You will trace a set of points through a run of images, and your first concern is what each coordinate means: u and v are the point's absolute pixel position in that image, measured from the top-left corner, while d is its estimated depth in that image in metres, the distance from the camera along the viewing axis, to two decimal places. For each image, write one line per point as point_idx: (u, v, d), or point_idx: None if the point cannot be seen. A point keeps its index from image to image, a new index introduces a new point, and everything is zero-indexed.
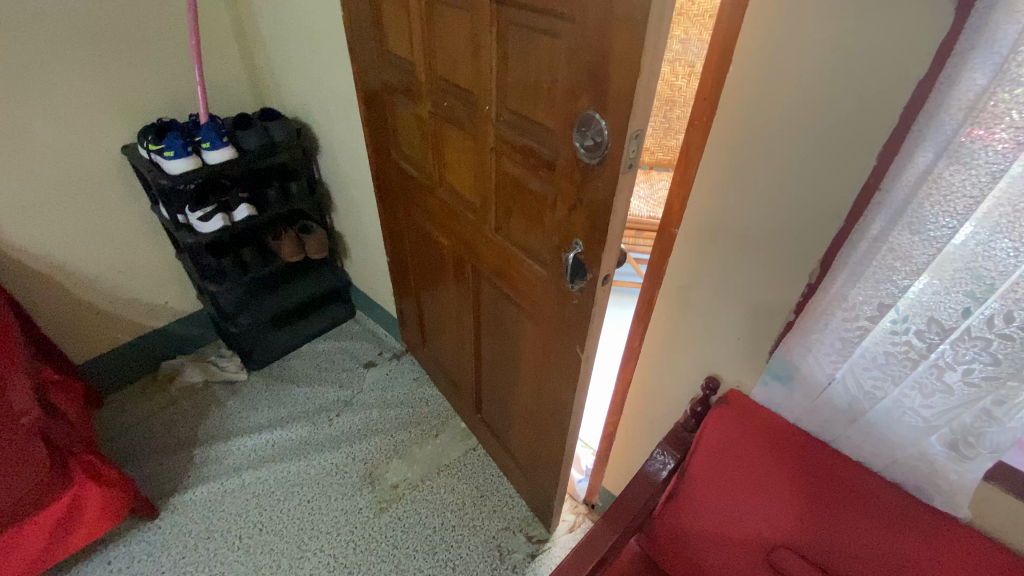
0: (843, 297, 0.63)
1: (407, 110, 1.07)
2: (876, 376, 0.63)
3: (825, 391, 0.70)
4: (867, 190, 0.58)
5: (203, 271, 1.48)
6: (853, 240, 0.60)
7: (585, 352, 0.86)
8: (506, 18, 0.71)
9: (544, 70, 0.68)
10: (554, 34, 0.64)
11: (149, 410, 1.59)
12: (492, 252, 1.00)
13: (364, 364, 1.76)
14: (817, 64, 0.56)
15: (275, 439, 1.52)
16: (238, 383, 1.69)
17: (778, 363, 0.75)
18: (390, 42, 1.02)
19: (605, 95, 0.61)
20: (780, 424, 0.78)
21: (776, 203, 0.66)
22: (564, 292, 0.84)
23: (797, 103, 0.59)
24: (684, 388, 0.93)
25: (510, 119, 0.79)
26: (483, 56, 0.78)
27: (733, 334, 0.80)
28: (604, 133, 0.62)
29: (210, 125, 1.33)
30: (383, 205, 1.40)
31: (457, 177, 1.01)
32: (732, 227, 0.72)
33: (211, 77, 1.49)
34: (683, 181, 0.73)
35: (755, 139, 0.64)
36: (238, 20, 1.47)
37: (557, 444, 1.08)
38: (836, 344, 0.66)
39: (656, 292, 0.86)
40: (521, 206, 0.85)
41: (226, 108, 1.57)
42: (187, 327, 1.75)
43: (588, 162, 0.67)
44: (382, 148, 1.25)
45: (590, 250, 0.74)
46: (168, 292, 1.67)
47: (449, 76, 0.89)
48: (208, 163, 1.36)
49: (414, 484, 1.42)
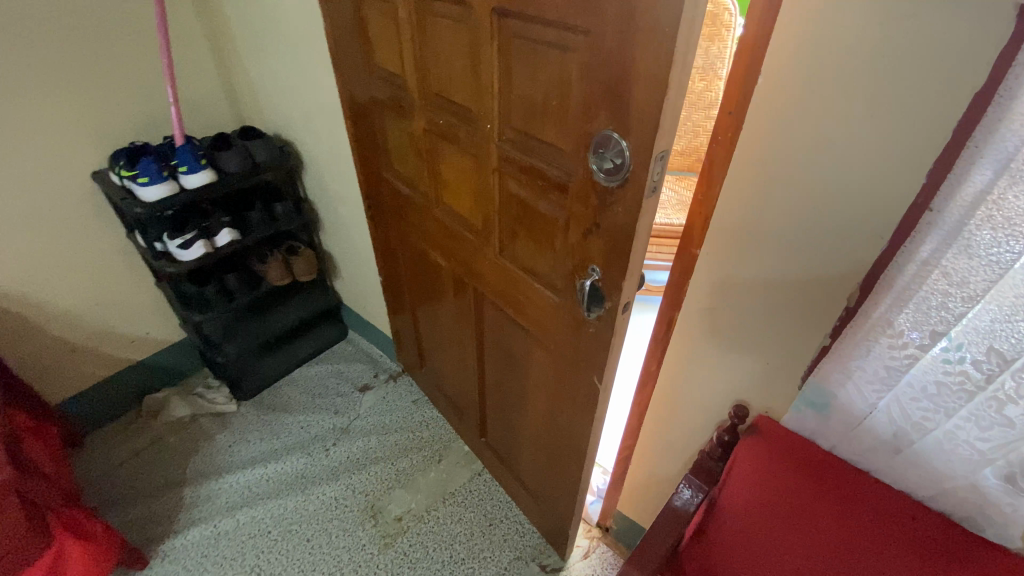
0: (888, 323, 0.59)
1: (399, 127, 1.01)
2: (926, 407, 0.59)
3: (866, 420, 0.66)
4: (915, 210, 0.53)
5: (185, 300, 1.40)
6: (899, 263, 0.55)
7: (603, 382, 0.81)
8: (509, 31, 0.65)
9: (553, 86, 0.63)
10: (566, 47, 0.59)
11: (134, 449, 1.51)
12: (495, 275, 0.94)
13: (359, 388, 1.68)
14: (857, 73, 0.51)
15: (269, 474, 1.45)
16: (228, 415, 1.61)
17: (812, 389, 0.70)
18: (377, 56, 0.95)
19: (625, 113, 0.55)
20: (815, 453, 0.73)
21: (810, 222, 0.61)
22: (578, 320, 0.78)
23: (833, 116, 0.54)
24: (706, 412, 0.88)
25: (514, 138, 0.73)
26: (483, 72, 0.72)
27: (761, 358, 0.76)
28: (625, 154, 0.57)
29: (187, 148, 1.25)
30: (375, 224, 1.33)
31: (456, 197, 0.95)
32: (760, 247, 0.67)
33: (186, 95, 1.41)
34: (706, 200, 0.68)
35: (786, 155, 0.59)
36: (212, 33, 1.39)
37: (572, 472, 1.03)
38: (880, 371, 0.61)
39: (675, 314, 0.81)
40: (528, 229, 0.80)
41: (203, 127, 1.48)
42: (171, 357, 1.66)
43: (606, 185, 0.62)
44: (372, 166, 1.19)
45: (609, 277, 0.68)
46: (150, 322, 1.59)
47: (445, 92, 0.83)
48: (187, 188, 1.28)
49: (418, 515, 1.35)
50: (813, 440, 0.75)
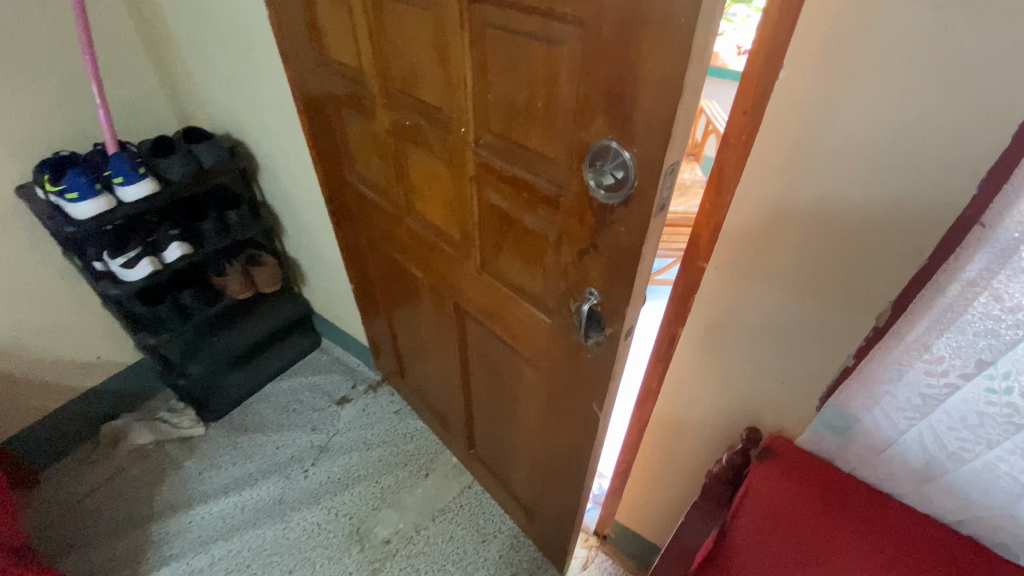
0: (924, 346, 0.52)
1: (360, 127, 0.89)
2: (964, 437, 0.54)
3: (894, 447, 0.60)
4: (962, 224, 0.46)
5: (136, 323, 1.27)
6: (940, 283, 0.49)
7: (603, 408, 0.74)
8: (482, 19, 0.55)
9: (538, 86, 0.53)
10: (552, 40, 0.49)
11: (92, 484, 1.39)
12: (478, 290, 0.85)
13: (337, 401, 1.59)
14: (898, 66, 0.43)
15: (244, 502, 1.35)
16: (196, 439, 1.50)
17: (832, 412, 0.64)
18: (330, 47, 0.84)
19: (628, 121, 0.47)
20: (836, 477, 0.66)
21: (835, 234, 0.54)
22: (575, 346, 0.71)
23: (867, 115, 0.46)
24: (712, 430, 0.82)
25: (493, 144, 0.64)
26: (452, 67, 0.62)
27: (776, 377, 0.69)
28: (629, 166, 0.48)
29: (121, 156, 1.12)
30: (342, 231, 1.22)
31: (429, 206, 0.85)
32: (777, 260, 0.60)
33: (118, 95, 1.26)
34: (715, 210, 0.60)
35: (809, 160, 0.52)
36: (143, 22, 1.23)
37: (569, 492, 0.96)
38: (914, 399, 0.56)
39: (679, 330, 0.74)
40: (514, 244, 0.71)
41: (142, 129, 1.33)
42: (127, 382, 1.53)
43: (605, 202, 0.53)
44: (334, 169, 1.07)
45: (610, 302, 0.60)
46: (100, 345, 1.45)
47: (409, 89, 0.72)
48: (125, 201, 1.15)
49: (407, 536, 1.28)
50: (832, 462, 0.68)
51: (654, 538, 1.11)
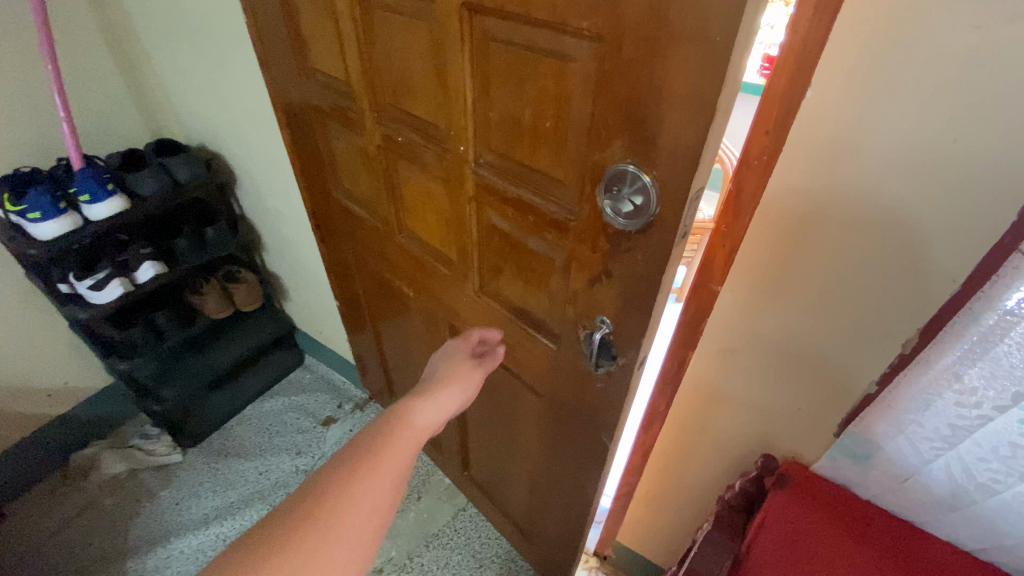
0: (955, 376, 0.50)
1: (346, 141, 0.84)
2: (995, 469, 0.52)
3: (918, 477, 0.58)
4: (1000, 250, 0.44)
5: (106, 348, 1.20)
6: (975, 312, 0.47)
7: (613, 437, 0.70)
8: (485, 31, 0.51)
9: (547, 104, 0.49)
10: (564, 57, 0.46)
11: (63, 519, 1.31)
12: (475, 312, 0.81)
13: (323, 422, 1.52)
14: (935, 85, 0.41)
15: (226, 532, 1.28)
16: (173, 466, 1.42)
17: (852, 440, 0.62)
18: (314, 57, 0.79)
19: (649, 145, 0.43)
20: (855, 506, 0.63)
21: (859, 258, 0.52)
22: (583, 373, 0.67)
23: (899, 137, 0.44)
24: (723, 452, 0.80)
25: (495, 162, 0.60)
26: (450, 80, 0.58)
27: (792, 404, 0.67)
28: (649, 192, 0.45)
29: (87, 172, 1.04)
30: (327, 247, 1.16)
31: (422, 225, 0.81)
32: (797, 285, 0.57)
33: (85, 106, 1.19)
34: (730, 232, 0.57)
35: (834, 180, 0.49)
36: (111, 30, 1.16)
37: (574, 520, 0.92)
38: (942, 429, 0.54)
39: (689, 354, 0.71)
40: (516, 268, 0.67)
41: (111, 142, 1.26)
42: (97, 407, 1.45)
43: (622, 228, 0.49)
44: (318, 184, 1.02)
45: (624, 331, 0.57)
46: (69, 370, 1.37)
47: (402, 103, 0.68)
48: (92, 220, 1.07)
49: (401, 565, 1.23)
50: (851, 490, 0.66)
51: (659, 559, 1.08)
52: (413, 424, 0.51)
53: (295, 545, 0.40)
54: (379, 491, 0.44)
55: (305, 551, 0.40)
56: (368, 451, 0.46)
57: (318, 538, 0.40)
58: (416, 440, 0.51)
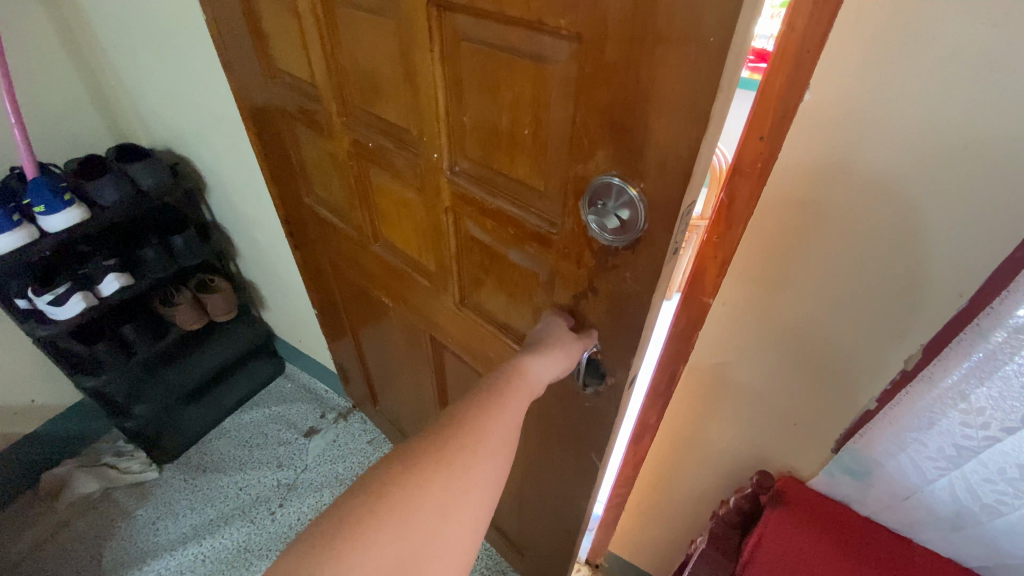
0: (961, 396, 0.48)
1: (316, 145, 0.80)
2: (1001, 490, 0.50)
3: (920, 495, 0.56)
4: (1011, 263, 0.41)
5: (72, 364, 1.14)
6: (983, 329, 0.44)
7: (602, 455, 0.67)
8: (455, 29, 0.47)
9: (524, 109, 0.45)
10: (542, 58, 0.41)
11: (32, 542, 1.25)
12: (456, 325, 0.77)
13: (305, 433, 1.47)
14: (946, 86, 0.38)
15: (205, 552, 1.23)
16: (148, 483, 1.37)
17: (851, 456, 0.60)
18: (277, 55, 0.73)
19: (636, 156, 0.39)
20: (855, 526, 0.61)
21: (856, 270, 0.49)
22: (570, 391, 0.63)
23: (906, 142, 0.41)
24: (716, 464, 0.77)
25: (471, 170, 0.56)
26: (420, 82, 0.53)
27: (787, 419, 0.64)
28: (637, 207, 0.41)
29: (41, 181, 0.98)
30: (303, 255, 1.11)
31: (397, 233, 0.76)
32: (793, 297, 0.54)
33: (40, 110, 1.12)
34: (722, 243, 0.53)
35: (833, 189, 0.46)
36: (65, 28, 1.09)
37: (564, 535, 0.89)
38: (946, 450, 0.51)
39: (680, 367, 0.68)
40: (497, 280, 0.63)
41: (70, 147, 1.19)
42: (67, 423, 1.39)
43: (609, 244, 0.45)
44: (290, 190, 0.97)
45: (611, 351, 0.53)
46: (34, 387, 1.31)
47: (371, 105, 0.63)
48: (49, 232, 1.01)
49: None
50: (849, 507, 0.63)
51: (650, 568, 1.05)
52: (526, 379, 0.47)
53: (411, 504, 0.35)
54: (496, 468, 0.41)
55: (418, 518, 0.36)
56: (483, 409, 0.43)
57: (433, 505, 0.36)
58: (528, 398, 0.47)
